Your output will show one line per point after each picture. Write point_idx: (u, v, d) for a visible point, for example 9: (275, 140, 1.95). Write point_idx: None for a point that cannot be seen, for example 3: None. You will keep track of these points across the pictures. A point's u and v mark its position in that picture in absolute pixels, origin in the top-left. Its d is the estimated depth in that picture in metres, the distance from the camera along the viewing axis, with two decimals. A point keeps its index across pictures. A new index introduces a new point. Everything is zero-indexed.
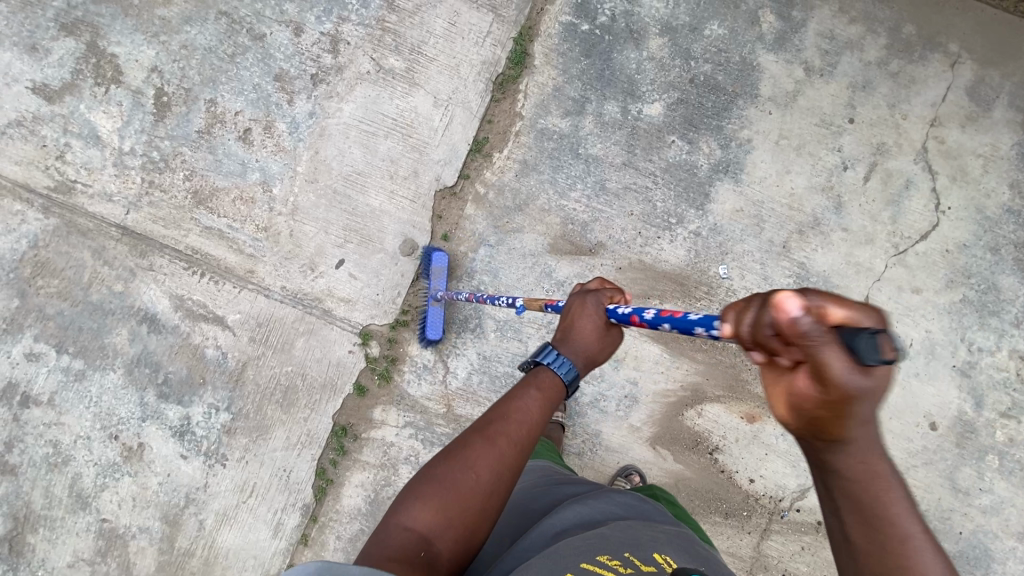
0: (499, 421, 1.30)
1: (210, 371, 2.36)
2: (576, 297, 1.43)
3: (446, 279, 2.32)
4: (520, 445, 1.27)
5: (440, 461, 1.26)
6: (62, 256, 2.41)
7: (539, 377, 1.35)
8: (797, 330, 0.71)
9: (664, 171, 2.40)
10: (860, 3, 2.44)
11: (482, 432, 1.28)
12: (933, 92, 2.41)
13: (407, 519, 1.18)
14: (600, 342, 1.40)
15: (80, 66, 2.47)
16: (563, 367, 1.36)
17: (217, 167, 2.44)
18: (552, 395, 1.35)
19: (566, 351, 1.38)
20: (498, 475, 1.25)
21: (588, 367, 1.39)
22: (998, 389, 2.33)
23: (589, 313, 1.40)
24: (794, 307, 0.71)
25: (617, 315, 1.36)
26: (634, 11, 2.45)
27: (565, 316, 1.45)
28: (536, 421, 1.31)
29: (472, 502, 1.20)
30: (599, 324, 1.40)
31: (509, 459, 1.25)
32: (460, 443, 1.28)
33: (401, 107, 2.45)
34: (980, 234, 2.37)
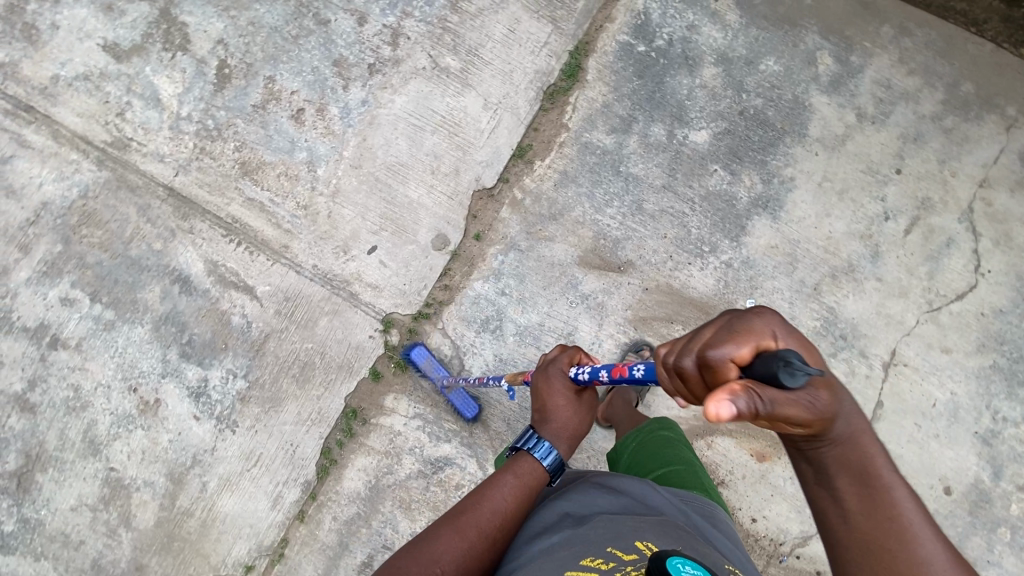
0: (471, 511, 1.42)
1: (233, 338, 2.41)
2: (541, 376, 1.66)
3: (441, 365, 2.34)
4: (488, 536, 1.39)
5: (405, 555, 1.34)
6: (109, 209, 2.49)
7: (517, 463, 1.52)
8: (745, 399, 0.90)
9: (703, 199, 2.40)
10: (920, 56, 2.43)
11: (452, 523, 1.39)
12: (985, 153, 2.38)
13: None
14: (574, 416, 1.61)
15: (151, 31, 2.57)
16: (543, 451, 1.53)
17: (267, 142, 2.51)
18: (536, 478, 1.51)
19: (546, 434, 1.57)
20: (464, 569, 1.34)
21: (569, 444, 1.58)
22: (1019, 462, 2.27)
23: (558, 393, 1.62)
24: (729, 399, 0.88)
25: (581, 379, 1.57)
26: (691, 38, 2.47)
27: (536, 397, 1.66)
28: (509, 510, 1.43)
29: None
30: (568, 397, 1.61)
31: (474, 553, 1.36)
32: (428, 534, 1.38)
33: (451, 105, 2.50)
34: (1018, 301, 2.32)
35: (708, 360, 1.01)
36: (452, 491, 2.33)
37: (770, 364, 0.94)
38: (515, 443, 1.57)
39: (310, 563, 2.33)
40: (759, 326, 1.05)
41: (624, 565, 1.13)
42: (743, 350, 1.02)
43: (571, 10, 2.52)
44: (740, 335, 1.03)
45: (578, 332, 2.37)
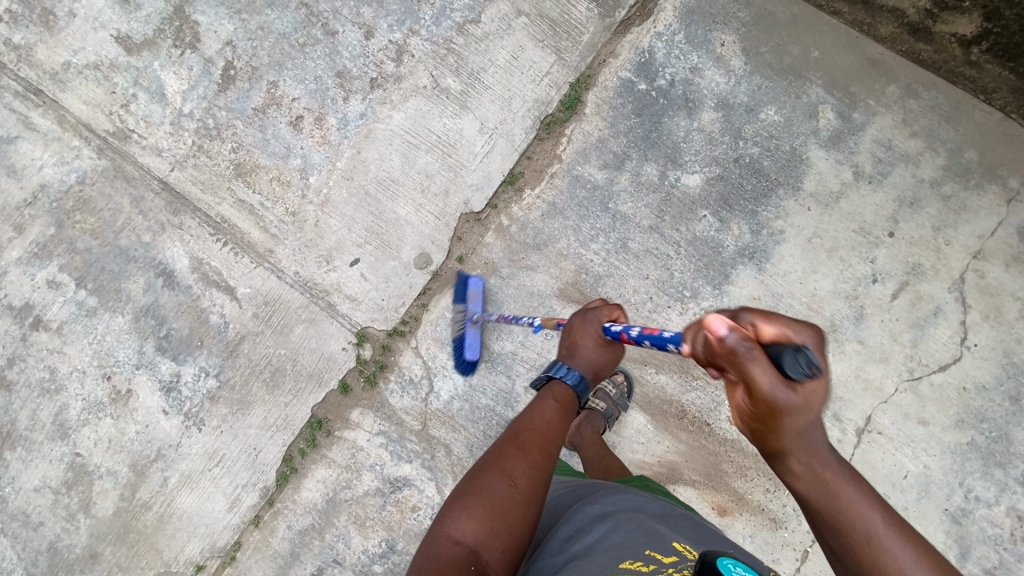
0: (526, 431, 1.42)
1: (210, 336, 2.44)
2: (576, 317, 1.62)
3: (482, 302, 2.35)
4: (549, 449, 1.40)
5: (480, 475, 1.34)
6: (103, 197, 2.53)
7: (552, 388, 1.52)
8: (727, 340, 1.06)
9: (688, 244, 2.38)
10: (924, 119, 2.39)
11: (513, 442, 1.39)
12: (983, 223, 2.33)
13: (455, 531, 1.25)
14: (603, 356, 1.58)
15: (163, 26, 2.61)
16: (572, 378, 1.53)
17: (264, 146, 2.53)
18: (568, 402, 1.51)
19: (574, 365, 1.55)
20: (535, 479, 1.34)
21: (593, 377, 1.56)
22: (988, 544, 2.20)
23: (589, 334, 1.58)
24: (723, 328, 1.06)
25: (611, 331, 1.55)
26: (693, 80, 2.46)
27: (567, 334, 1.62)
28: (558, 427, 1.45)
29: (517, 508, 1.28)
30: (600, 341, 1.58)
31: (538, 465, 1.36)
32: (493, 455, 1.38)
33: (447, 126, 2.51)
34: (1002, 379, 2.26)
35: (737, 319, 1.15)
36: (407, 513, 2.33)
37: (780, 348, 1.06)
38: (546, 370, 1.56)
39: (260, 570, 2.34)
40: (798, 328, 1.12)
41: (665, 567, 1.18)
42: (769, 329, 1.12)
43: (576, 42, 2.52)
44: (780, 322, 1.13)
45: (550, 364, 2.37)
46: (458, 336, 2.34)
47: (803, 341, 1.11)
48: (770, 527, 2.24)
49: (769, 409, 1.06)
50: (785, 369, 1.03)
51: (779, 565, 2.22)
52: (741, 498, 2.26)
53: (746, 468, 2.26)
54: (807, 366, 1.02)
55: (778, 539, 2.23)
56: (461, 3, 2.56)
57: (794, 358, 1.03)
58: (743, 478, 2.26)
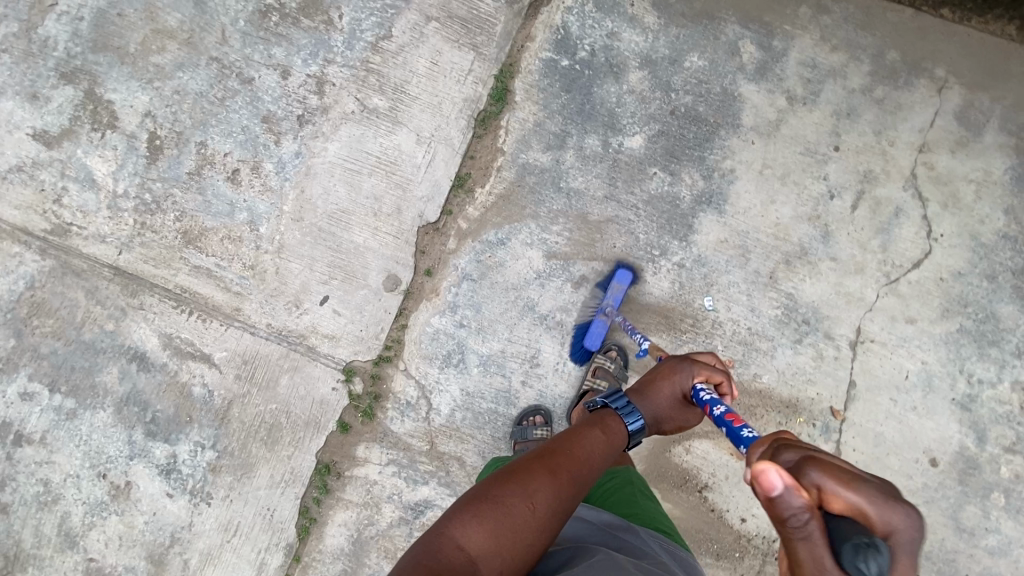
0: (562, 454, 1.31)
1: (197, 409, 2.38)
2: (670, 364, 1.59)
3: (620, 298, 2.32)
4: (575, 483, 1.29)
5: (502, 485, 1.23)
6: (57, 296, 2.47)
7: (608, 416, 1.47)
8: (782, 505, 0.88)
9: (646, 204, 2.39)
10: (841, 31, 2.43)
11: (544, 462, 1.28)
12: (921, 117, 2.38)
13: (460, 536, 1.13)
14: (668, 412, 1.54)
15: (78, 113, 2.56)
16: (632, 416, 1.48)
17: (207, 208, 2.49)
18: (616, 434, 1.44)
19: (636, 402, 1.52)
20: (557, 509, 1.23)
21: (649, 425, 1.52)
22: (1001, 423, 2.23)
23: (671, 386, 1.55)
24: (776, 484, 0.87)
25: (698, 396, 1.50)
26: (613, 45, 2.47)
27: (652, 374, 1.60)
28: (594, 466, 1.35)
29: (528, 533, 1.17)
30: (675, 399, 1.55)
31: (564, 494, 1.25)
32: (520, 469, 1.27)
33: (384, 145, 2.49)
34: (975, 261, 2.30)
35: (802, 473, 0.92)
36: None
37: (847, 535, 0.84)
38: (608, 396, 1.54)
39: None
40: (885, 510, 0.85)
41: None
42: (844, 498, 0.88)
43: (491, 34, 2.52)
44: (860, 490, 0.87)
45: (542, 353, 2.36)
46: (586, 322, 2.35)
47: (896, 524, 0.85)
48: None
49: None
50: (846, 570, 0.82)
51: None
52: None
53: (755, 407, 2.27)
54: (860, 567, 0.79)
55: None
56: (370, 22, 2.55)
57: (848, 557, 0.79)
58: (754, 418, 2.27)
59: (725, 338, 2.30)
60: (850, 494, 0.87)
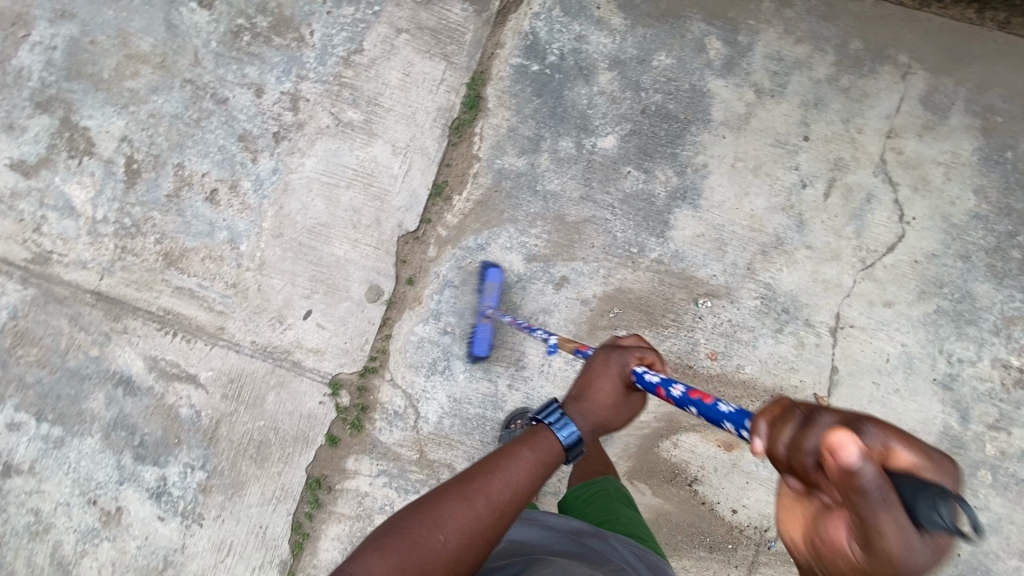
0: (483, 478, 1.26)
1: (185, 430, 2.38)
2: (601, 355, 1.49)
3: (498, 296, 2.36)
4: (497, 508, 1.23)
5: (416, 515, 1.20)
6: (41, 325, 2.47)
7: (538, 435, 1.35)
8: (858, 478, 0.74)
9: (622, 202, 2.41)
10: (805, 23, 2.47)
11: (462, 489, 1.24)
12: (887, 104, 2.41)
13: (362, 571, 1.12)
14: (611, 409, 1.44)
15: (54, 141, 2.58)
16: (565, 428, 1.36)
17: (187, 229, 2.50)
18: (551, 453, 1.34)
19: (572, 411, 1.40)
20: (469, 539, 1.20)
21: (593, 430, 1.40)
22: (984, 401, 2.25)
23: (608, 379, 1.45)
24: (857, 456, 0.74)
25: (642, 381, 1.41)
26: (581, 48, 2.50)
27: (584, 375, 1.50)
28: (522, 484, 1.28)
29: (436, 566, 1.15)
30: (615, 391, 1.44)
31: (480, 523, 1.21)
32: (434, 499, 1.23)
33: (360, 157, 2.51)
34: (948, 242, 2.33)
35: (859, 432, 0.83)
36: None
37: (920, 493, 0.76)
38: (541, 412, 1.39)
39: None
40: (935, 464, 0.83)
41: None
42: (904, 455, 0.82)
43: (461, 43, 2.55)
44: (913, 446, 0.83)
45: (526, 356, 2.37)
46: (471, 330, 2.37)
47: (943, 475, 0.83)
48: None
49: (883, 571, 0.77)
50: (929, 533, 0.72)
51: None
52: None
53: (740, 398, 2.28)
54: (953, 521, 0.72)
55: None
56: (341, 37, 2.58)
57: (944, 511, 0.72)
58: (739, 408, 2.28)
59: (707, 331, 2.32)
60: (910, 450, 0.82)
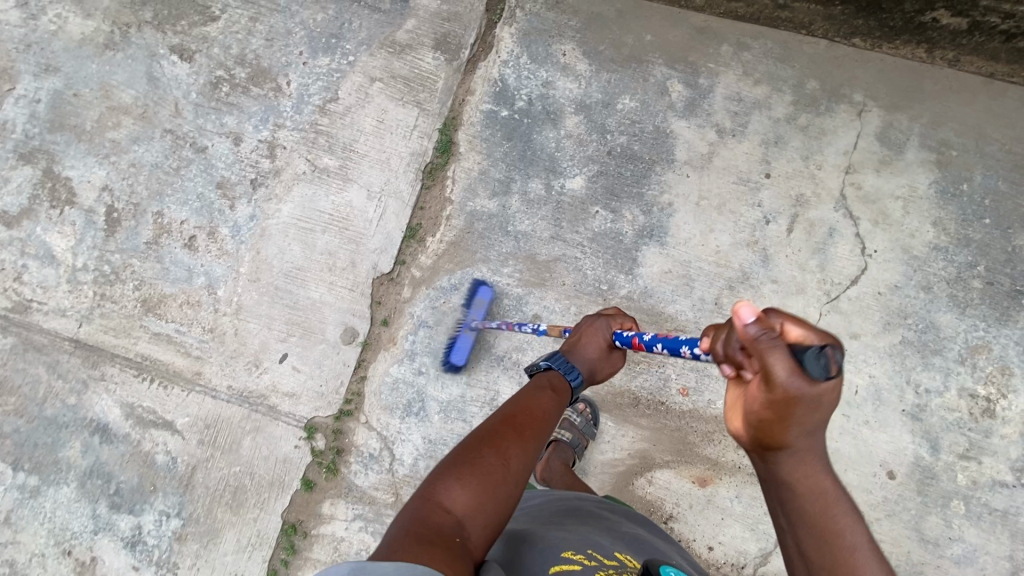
0: (524, 415, 1.54)
1: (161, 477, 2.38)
2: (588, 320, 1.85)
3: (485, 311, 2.41)
4: (539, 438, 1.51)
5: (476, 450, 1.40)
6: (19, 373, 2.49)
7: (551, 376, 1.69)
8: (752, 332, 1.10)
9: (591, 241, 2.47)
10: (762, 66, 2.57)
11: (510, 425, 1.49)
12: (845, 141, 2.49)
13: (448, 500, 1.27)
14: (599, 361, 1.80)
15: (37, 191, 2.63)
16: (571, 373, 1.72)
17: (165, 275, 2.54)
18: (563, 392, 1.68)
19: (572, 360, 1.77)
20: (527, 464, 1.43)
21: (587, 377, 1.77)
22: (953, 430, 2.27)
23: (598, 335, 1.81)
24: (750, 317, 1.09)
25: (622, 336, 1.79)
26: (548, 94, 2.60)
27: (576, 333, 1.85)
28: (550, 417, 1.58)
29: (505, 487, 1.35)
30: (602, 347, 1.81)
31: (532, 449, 1.46)
32: (489, 435, 1.45)
33: (335, 202, 2.57)
34: (910, 274, 2.38)
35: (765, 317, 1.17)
36: None
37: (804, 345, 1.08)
38: (547, 359, 1.76)
39: None
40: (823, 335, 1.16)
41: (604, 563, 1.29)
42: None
43: (433, 90, 2.65)
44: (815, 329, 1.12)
45: (501, 395, 2.39)
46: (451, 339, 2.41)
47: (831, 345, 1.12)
48: (753, 482, 2.27)
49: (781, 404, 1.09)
50: (805, 364, 1.05)
51: None
52: (717, 463, 2.28)
53: (712, 433, 2.29)
54: (822, 355, 1.05)
55: None
56: (317, 87, 2.68)
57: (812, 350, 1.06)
58: (712, 443, 2.29)
59: (678, 366, 2.34)
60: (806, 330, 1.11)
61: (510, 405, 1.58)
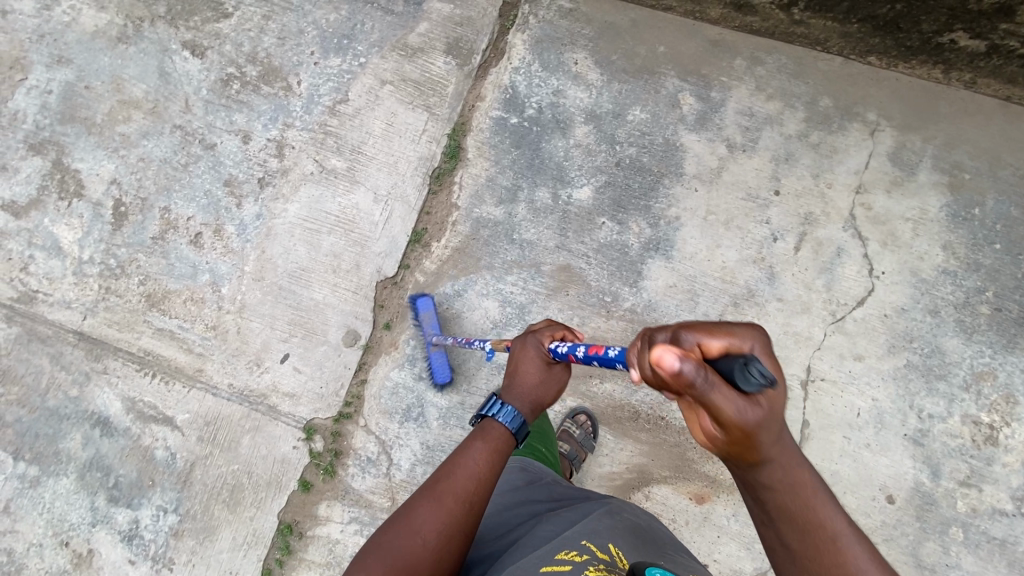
0: (447, 479, 1.43)
1: (160, 472, 2.39)
2: (518, 343, 1.68)
3: (438, 323, 2.39)
4: (465, 500, 1.41)
5: (390, 531, 1.35)
6: (23, 363, 2.50)
7: (485, 427, 1.53)
8: (681, 370, 1.01)
9: (596, 252, 2.46)
10: (775, 81, 2.54)
11: (430, 492, 1.41)
12: (856, 160, 2.47)
13: None
14: (541, 385, 1.63)
15: (46, 182, 2.65)
16: (507, 415, 1.54)
17: (170, 271, 2.55)
18: (501, 442, 1.53)
19: (509, 399, 1.59)
20: (449, 536, 1.36)
21: (531, 409, 1.60)
22: (954, 456, 2.25)
23: (530, 360, 1.63)
24: (672, 358, 1.00)
25: (558, 354, 1.60)
26: (559, 102, 2.59)
27: (511, 361, 1.69)
28: (482, 470, 1.46)
29: (420, 568, 1.30)
30: (541, 368, 1.64)
31: (454, 518, 1.37)
32: (408, 507, 1.40)
33: (342, 204, 2.57)
34: (917, 297, 2.36)
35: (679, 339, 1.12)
36: None
37: (732, 364, 1.03)
38: (481, 407, 1.58)
39: None
40: (745, 334, 1.12)
41: (596, 559, 1.23)
42: (717, 343, 1.12)
43: (443, 95, 2.65)
44: (721, 333, 1.13)
45: None
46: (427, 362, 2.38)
47: (746, 343, 1.13)
48: None
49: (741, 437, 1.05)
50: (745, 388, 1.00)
51: None
52: (715, 481, 2.28)
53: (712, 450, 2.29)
54: (762, 379, 1.00)
55: None
56: (327, 87, 2.67)
57: (752, 373, 1.00)
58: (711, 460, 2.29)
59: None
60: (717, 339, 1.11)
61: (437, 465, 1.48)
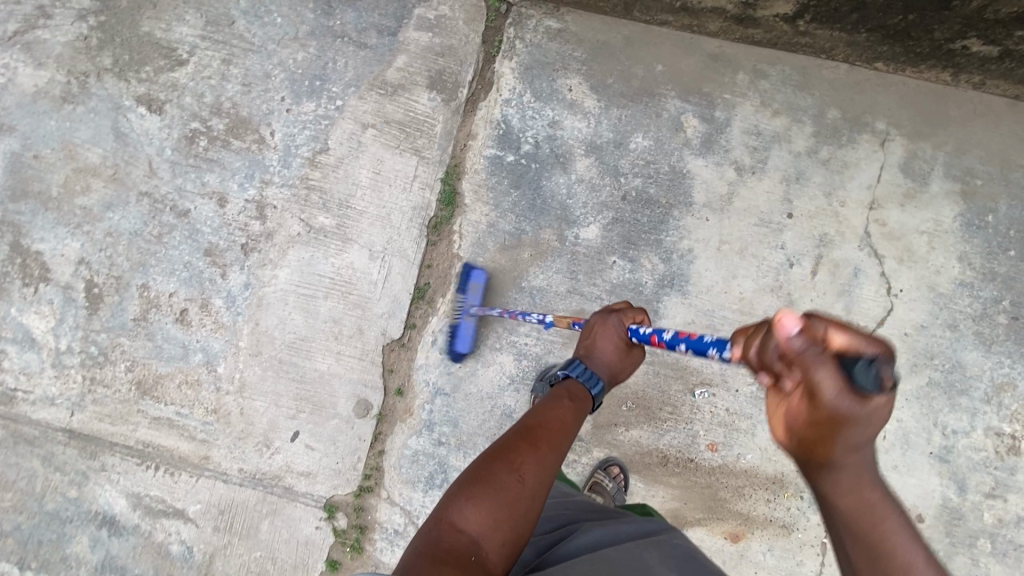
0: (540, 428, 1.45)
1: (177, 567, 2.28)
2: (598, 319, 1.72)
3: (482, 296, 2.35)
4: (559, 449, 1.42)
5: (488, 466, 1.33)
6: (11, 468, 2.33)
7: (569, 386, 1.63)
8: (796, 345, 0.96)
9: (610, 293, 2.36)
10: (780, 94, 2.42)
11: (527, 437, 1.42)
12: (868, 174, 2.39)
13: (460, 519, 1.23)
14: (619, 360, 1.68)
15: (5, 268, 2.41)
16: (591, 381, 1.63)
17: (158, 353, 2.38)
18: (582, 401, 1.61)
19: (591, 367, 1.67)
20: (546, 478, 1.35)
21: (611, 379, 1.68)
22: (979, 470, 2.28)
23: (609, 337, 1.68)
24: (790, 326, 0.96)
25: (637, 333, 1.64)
26: (556, 134, 2.43)
27: (588, 334, 1.74)
28: (567, 426, 1.50)
29: (521, 506, 1.28)
30: (617, 347, 1.68)
31: (550, 464, 1.38)
32: (504, 449, 1.39)
33: (336, 265, 2.41)
34: (936, 313, 2.33)
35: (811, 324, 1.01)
36: None
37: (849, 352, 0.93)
38: (565, 368, 1.67)
39: None
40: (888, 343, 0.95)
41: None
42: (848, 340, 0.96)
43: (431, 135, 2.46)
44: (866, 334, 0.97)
45: None
46: (451, 328, 2.36)
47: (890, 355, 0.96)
48: (784, 533, 2.27)
49: (828, 432, 0.97)
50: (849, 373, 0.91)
51: (804, 566, 2.25)
52: (748, 518, 2.27)
53: (742, 488, 2.28)
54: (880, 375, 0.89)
55: (795, 542, 2.26)
56: (304, 136, 2.46)
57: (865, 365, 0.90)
58: (743, 498, 2.28)
59: (705, 422, 2.30)
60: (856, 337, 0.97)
61: (526, 417, 1.51)
